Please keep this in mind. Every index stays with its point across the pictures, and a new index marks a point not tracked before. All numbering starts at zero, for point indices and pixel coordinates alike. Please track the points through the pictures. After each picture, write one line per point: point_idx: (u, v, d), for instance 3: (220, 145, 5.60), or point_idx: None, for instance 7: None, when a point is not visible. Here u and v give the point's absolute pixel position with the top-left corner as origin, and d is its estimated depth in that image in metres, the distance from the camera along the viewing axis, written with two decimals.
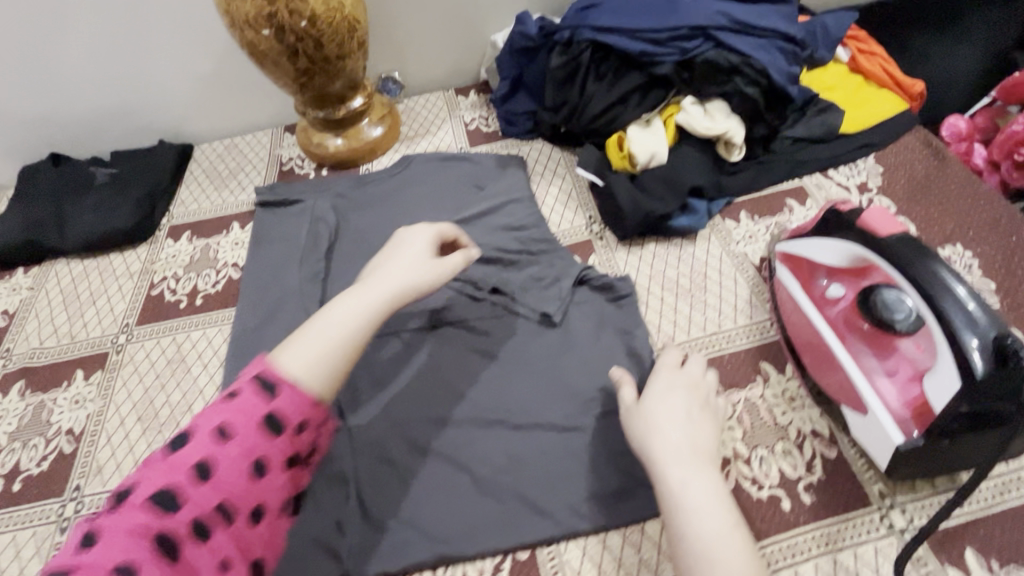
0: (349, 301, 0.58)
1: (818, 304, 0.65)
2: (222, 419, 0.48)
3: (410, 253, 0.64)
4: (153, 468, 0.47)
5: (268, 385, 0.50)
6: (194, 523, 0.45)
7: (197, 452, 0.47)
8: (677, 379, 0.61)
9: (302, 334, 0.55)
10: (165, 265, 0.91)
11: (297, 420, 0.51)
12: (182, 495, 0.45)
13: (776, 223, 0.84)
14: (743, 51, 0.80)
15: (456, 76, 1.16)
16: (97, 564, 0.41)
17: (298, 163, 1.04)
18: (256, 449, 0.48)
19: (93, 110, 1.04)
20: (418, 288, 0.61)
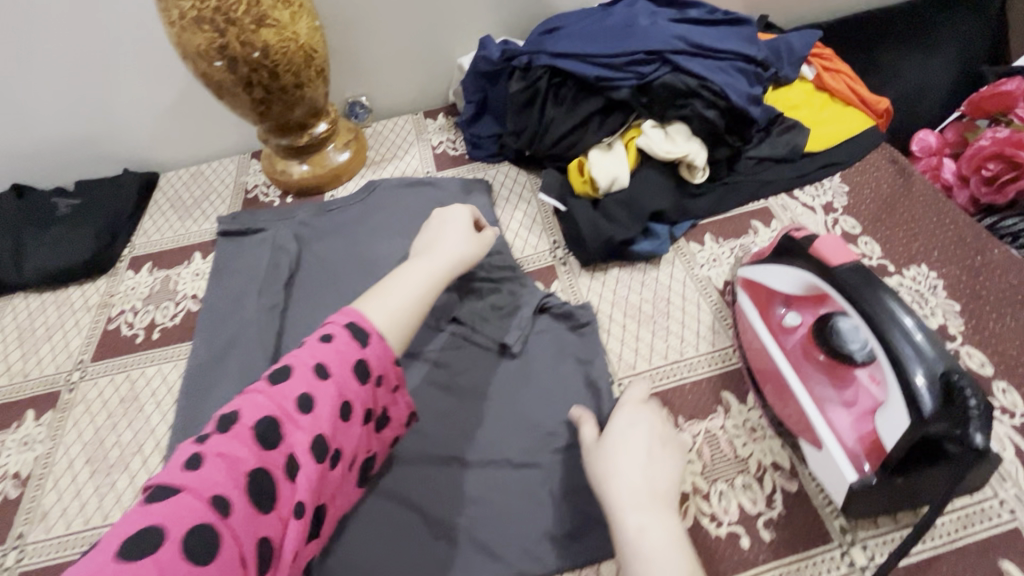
0: (417, 269, 0.66)
1: (775, 332, 0.64)
2: (318, 359, 0.52)
3: (456, 227, 0.73)
4: (258, 396, 0.50)
5: (362, 333, 0.56)
6: (293, 455, 0.48)
7: (299, 385, 0.51)
8: (639, 415, 0.59)
9: (381, 292, 0.62)
10: (123, 297, 0.89)
11: (379, 371, 0.56)
12: (283, 426, 0.49)
13: (741, 245, 0.83)
14: (699, 74, 0.79)
15: (424, 99, 1.15)
16: (206, 482, 0.44)
17: (263, 191, 1.03)
18: (348, 390, 0.53)
19: (55, 140, 1.03)
20: (467, 259, 0.70)
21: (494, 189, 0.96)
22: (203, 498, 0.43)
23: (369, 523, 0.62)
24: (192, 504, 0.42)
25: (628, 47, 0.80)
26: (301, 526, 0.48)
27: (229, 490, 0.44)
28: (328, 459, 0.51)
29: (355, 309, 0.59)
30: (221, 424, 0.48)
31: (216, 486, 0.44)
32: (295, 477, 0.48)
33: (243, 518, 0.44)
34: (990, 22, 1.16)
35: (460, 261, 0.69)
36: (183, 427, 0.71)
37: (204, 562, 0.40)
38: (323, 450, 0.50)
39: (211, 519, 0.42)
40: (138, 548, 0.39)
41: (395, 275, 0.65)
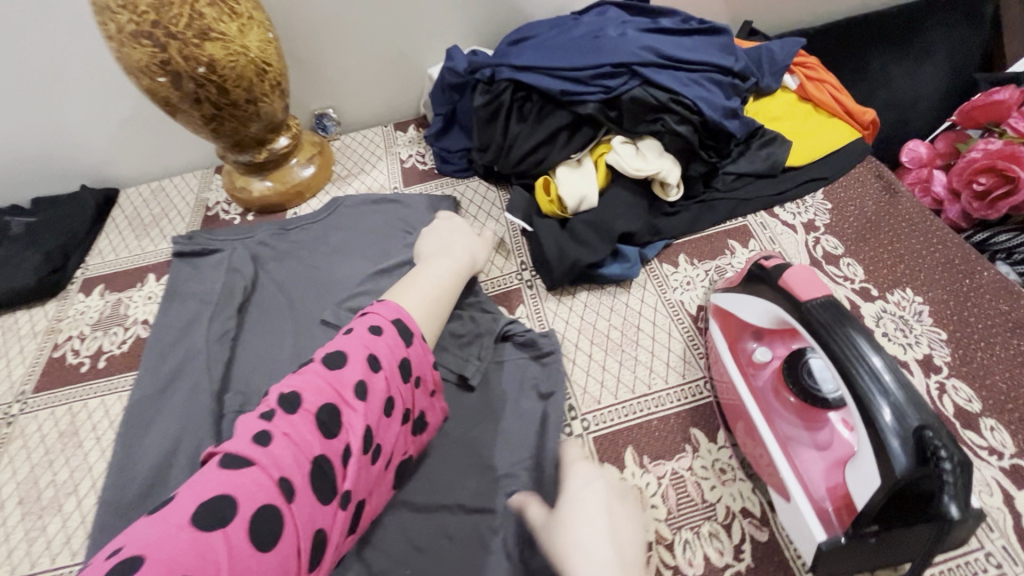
0: (438, 267, 0.71)
1: (743, 368, 0.60)
2: (371, 351, 0.55)
3: (464, 232, 0.79)
4: (317, 379, 0.52)
5: (407, 333, 0.59)
6: (347, 446, 0.50)
7: (355, 373, 0.53)
8: (590, 472, 0.55)
9: (412, 285, 0.67)
10: (72, 323, 0.85)
11: (419, 372, 0.58)
12: (340, 415, 0.51)
13: (716, 267, 0.79)
14: (670, 87, 0.75)
15: (395, 111, 1.11)
16: (273, 463, 0.45)
17: (224, 208, 1.00)
18: (394, 387, 0.55)
19: (6, 158, 0.99)
20: (477, 260, 0.77)
21: (461, 206, 0.92)
22: (270, 477, 0.45)
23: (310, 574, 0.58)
24: (264, 482, 0.44)
25: (595, 59, 0.76)
26: (343, 519, 0.49)
27: (293, 473, 0.46)
28: (371, 454, 0.52)
29: (396, 303, 0.61)
30: (284, 403, 0.49)
31: (282, 468, 0.45)
32: (345, 470, 0.49)
33: (304, 505, 0.45)
34: (982, 28, 1.12)
35: (473, 261, 0.76)
36: (120, 466, 0.67)
37: (269, 546, 0.42)
38: (369, 445, 0.52)
39: (276, 501, 0.44)
40: (212, 519, 0.41)
41: (420, 271, 0.70)
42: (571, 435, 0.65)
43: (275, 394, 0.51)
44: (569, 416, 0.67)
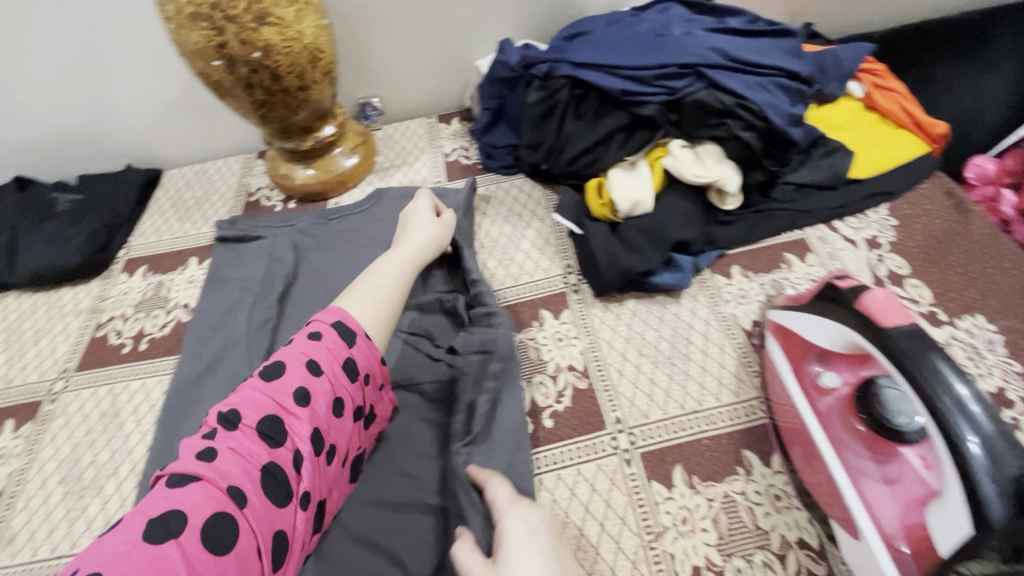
0: (385, 269, 0.67)
1: (809, 395, 0.57)
2: (311, 356, 0.54)
3: (421, 216, 0.75)
4: (255, 393, 0.51)
5: (348, 332, 0.57)
6: (295, 454, 0.50)
7: (295, 381, 0.52)
8: (533, 516, 0.51)
9: (359, 290, 0.63)
10: (114, 303, 0.86)
11: (366, 371, 0.58)
12: (284, 424, 0.51)
13: (773, 281, 0.75)
14: (737, 91, 0.72)
15: (439, 103, 1.09)
16: (221, 475, 0.46)
17: (266, 194, 0.99)
18: (340, 388, 0.55)
19: (55, 135, 1.00)
20: (438, 246, 0.74)
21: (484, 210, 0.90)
22: (219, 488, 0.45)
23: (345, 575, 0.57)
24: (212, 495, 0.45)
25: (659, 59, 0.73)
26: (305, 516, 0.50)
27: (243, 484, 0.46)
28: (324, 454, 0.53)
29: (338, 306, 0.59)
30: (224, 420, 0.49)
31: (229, 479, 0.46)
32: (298, 474, 0.50)
33: (258, 510, 0.46)
34: None
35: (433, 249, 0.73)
36: (160, 452, 0.67)
37: (225, 550, 0.43)
38: (321, 447, 0.52)
39: (227, 510, 0.45)
40: (163, 533, 0.42)
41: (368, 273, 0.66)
42: (616, 449, 0.63)
43: (214, 411, 0.51)
44: (614, 429, 0.64)
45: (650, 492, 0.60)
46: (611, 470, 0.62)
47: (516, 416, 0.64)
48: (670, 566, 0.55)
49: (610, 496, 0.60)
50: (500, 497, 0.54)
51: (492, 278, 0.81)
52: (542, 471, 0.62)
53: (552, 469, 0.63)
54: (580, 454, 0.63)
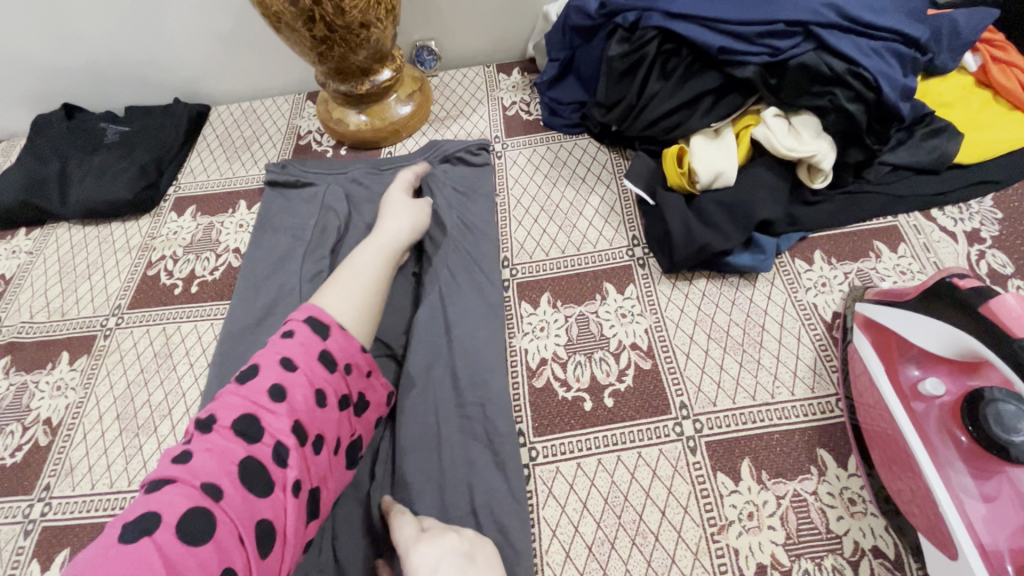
0: (367, 255, 0.66)
1: (905, 398, 0.53)
2: (284, 354, 0.52)
3: (397, 199, 0.75)
4: (230, 396, 0.50)
5: (321, 325, 0.55)
6: (276, 447, 0.48)
7: (268, 379, 0.51)
8: (434, 551, 0.49)
9: (337, 282, 0.61)
10: (165, 242, 0.84)
11: (345, 360, 0.55)
12: (259, 421, 0.49)
13: (858, 270, 0.70)
14: (850, 55, 0.64)
15: (500, 51, 1.02)
16: (195, 473, 0.45)
17: (316, 139, 0.95)
18: (320, 379, 0.53)
19: (104, 62, 0.97)
20: (418, 222, 0.72)
21: (499, 169, 0.86)
22: (193, 486, 0.44)
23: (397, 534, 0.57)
24: (185, 492, 0.44)
25: (765, 13, 0.65)
26: (299, 505, 0.48)
27: (219, 479, 0.45)
28: (310, 445, 0.50)
29: (312, 302, 0.58)
30: (200, 425, 0.49)
31: (204, 476, 0.45)
32: (281, 465, 0.48)
33: (237, 501, 0.45)
34: None
35: (411, 226, 0.72)
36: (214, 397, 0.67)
37: (201, 541, 0.42)
38: (304, 437, 0.50)
39: (203, 505, 0.44)
40: (137, 532, 0.41)
41: (348, 266, 0.64)
42: (680, 435, 0.60)
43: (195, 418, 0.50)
44: (679, 415, 0.62)
45: (715, 483, 0.57)
46: (674, 456, 0.59)
47: (508, 409, 0.63)
48: (734, 562, 0.53)
49: (672, 484, 0.58)
50: (404, 536, 0.52)
51: (552, 244, 0.77)
52: (540, 463, 0.60)
53: (551, 461, 0.60)
54: (582, 448, 0.61)
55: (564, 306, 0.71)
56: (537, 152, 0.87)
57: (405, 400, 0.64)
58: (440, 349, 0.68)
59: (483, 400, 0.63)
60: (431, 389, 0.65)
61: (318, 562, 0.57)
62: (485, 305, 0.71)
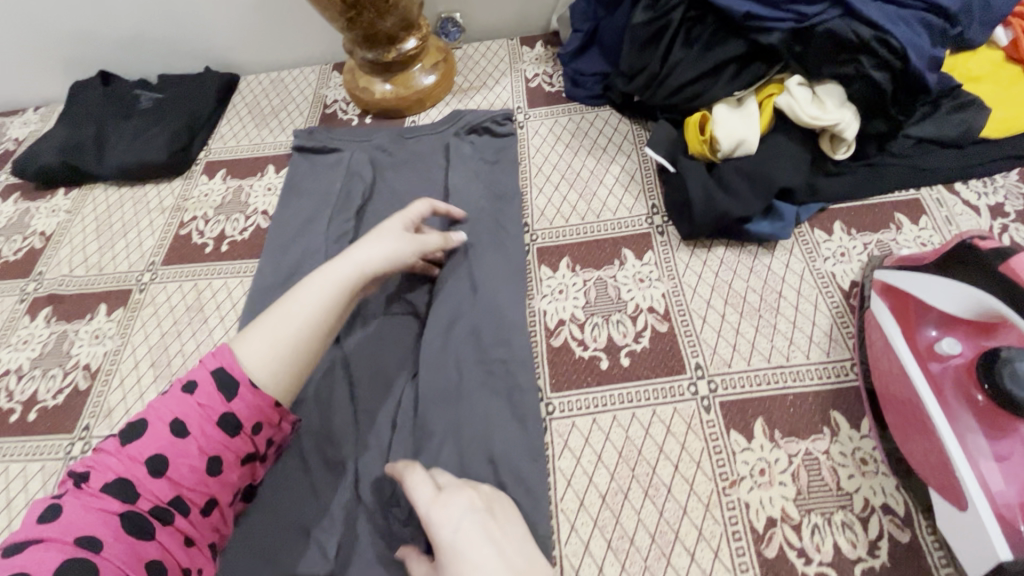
0: (311, 291, 0.57)
1: (922, 358, 0.54)
2: (177, 415, 0.50)
3: (388, 224, 0.65)
4: (111, 456, 0.49)
5: (227, 383, 0.51)
6: (157, 507, 0.48)
7: (155, 441, 0.49)
8: (456, 511, 0.49)
9: (264, 320, 0.55)
10: (196, 203, 0.87)
11: (252, 422, 0.52)
12: (137, 486, 0.48)
13: (879, 241, 0.70)
14: (878, 22, 0.64)
15: (524, 24, 1.03)
16: (68, 529, 0.45)
17: (342, 108, 0.97)
18: (213, 445, 0.50)
19: (140, 31, 1.00)
20: (395, 256, 0.62)
21: (521, 139, 0.87)
22: (64, 544, 0.45)
23: None
24: (55, 549, 0.44)
25: None
26: (188, 556, 0.49)
27: (95, 536, 0.46)
28: (197, 505, 0.50)
29: (227, 347, 0.53)
30: (79, 479, 0.49)
31: (79, 531, 0.45)
32: (164, 524, 0.48)
33: (116, 552, 0.45)
34: None
35: (383, 263, 0.61)
36: None
37: None
38: (190, 499, 0.50)
39: (78, 558, 0.44)
40: None
41: (288, 297, 0.57)
42: (695, 395, 0.62)
43: (76, 469, 0.50)
44: (695, 375, 0.63)
45: (728, 440, 0.58)
46: (688, 414, 0.60)
47: (525, 365, 0.64)
48: (745, 515, 0.54)
49: (686, 440, 0.59)
50: (422, 498, 0.51)
51: (572, 211, 0.78)
52: (557, 417, 0.62)
53: (568, 416, 0.62)
54: (599, 404, 0.62)
55: (583, 270, 0.72)
56: (558, 123, 0.88)
57: (426, 354, 0.66)
58: (461, 307, 0.69)
59: (501, 356, 0.65)
60: (451, 345, 0.67)
61: (343, 503, 0.59)
62: (505, 268, 0.72)
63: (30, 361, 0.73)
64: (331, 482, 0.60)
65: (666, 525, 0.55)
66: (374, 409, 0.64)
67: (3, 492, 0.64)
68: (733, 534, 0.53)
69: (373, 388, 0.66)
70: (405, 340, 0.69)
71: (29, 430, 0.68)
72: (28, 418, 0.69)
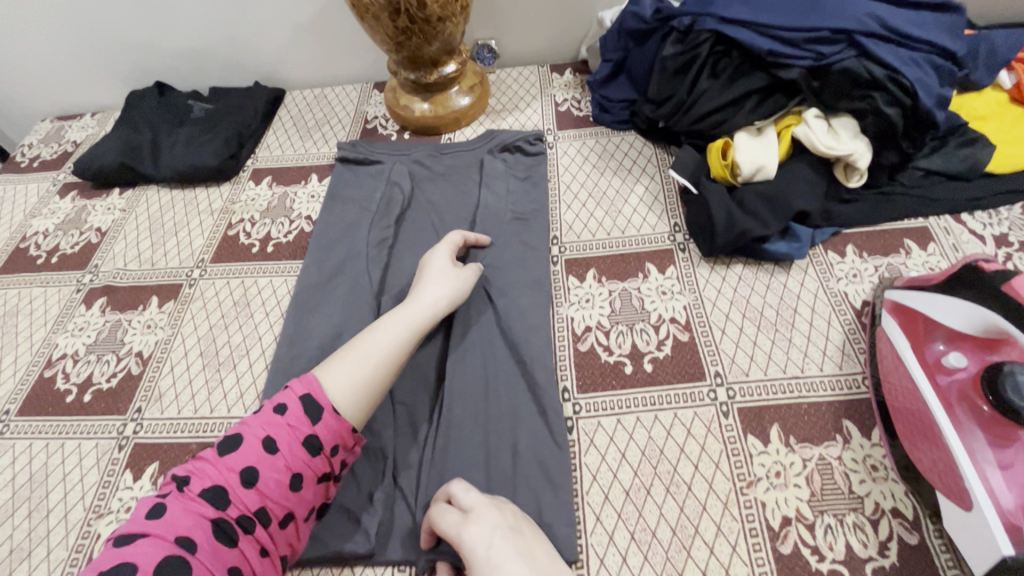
0: (386, 332, 0.64)
1: (930, 371, 0.58)
2: (269, 433, 0.55)
3: (440, 264, 0.72)
4: (210, 463, 0.54)
5: (313, 408, 0.56)
6: (244, 517, 0.52)
7: (248, 456, 0.54)
8: (484, 530, 0.52)
9: (345, 357, 0.61)
10: (244, 207, 0.93)
11: (331, 444, 0.56)
12: (230, 494, 0.52)
13: (888, 265, 0.74)
14: (892, 63, 0.69)
15: (555, 53, 1.09)
16: (170, 528, 0.50)
17: (382, 123, 1.03)
18: (298, 464, 0.54)
19: (197, 46, 1.07)
20: (453, 297, 0.69)
21: (550, 159, 0.93)
22: (165, 543, 0.49)
23: (450, 466, 0.63)
24: (158, 547, 0.48)
25: (813, 21, 0.71)
26: (265, 566, 0.52)
27: (190, 537, 0.50)
28: (279, 520, 0.53)
29: (312, 376, 0.59)
30: (180, 482, 0.53)
31: (179, 530, 0.50)
32: (248, 533, 0.52)
33: (207, 555, 0.49)
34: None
35: (446, 303, 0.68)
36: (289, 340, 0.74)
37: None
38: (274, 515, 0.53)
39: (176, 556, 0.48)
40: None
41: (364, 337, 0.63)
42: (714, 400, 0.65)
43: (179, 472, 0.55)
44: (714, 382, 0.67)
45: (746, 443, 0.62)
46: (707, 418, 0.64)
47: (551, 365, 0.69)
48: (761, 513, 0.57)
49: (705, 441, 0.62)
50: (449, 522, 0.54)
51: (598, 226, 0.83)
52: (583, 416, 0.66)
53: (594, 415, 0.66)
54: (623, 405, 0.66)
55: (609, 282, 0.77)
56: (586, 145, 0.94)
57: (453, 352, 0.71)
58: (493, 311, 0.74)
59: (528, 358, 0.69)
60: (482, 345, 0.71)
61: (381, 487, 0.63)
62: (535, 276, 0.77)
63: (85, 347, 0.78)
64: (369, 468, 0.64)
65: (686, 520, 0.58)
66: (411, 401, 0.68)
67: (59, 466, 0.68)
68: (750, 531, 0.57)
69: (409, 381, 0.70)
70: (439, 339, 0.73)
71: (84, 411, 0.72)
72: (83, 399, 0.73)
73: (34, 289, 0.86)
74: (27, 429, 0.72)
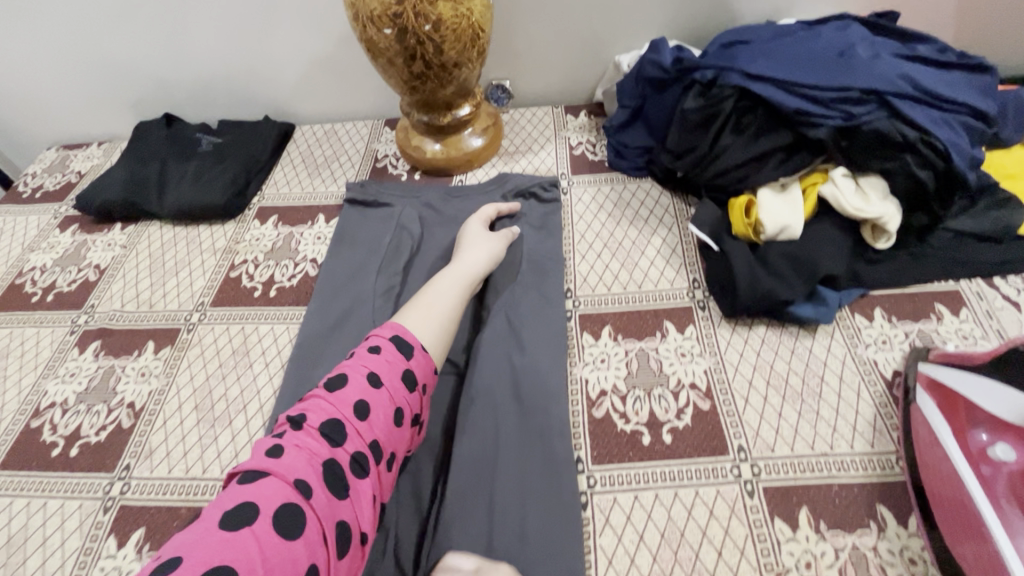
0: (444, 285, 0.71)
1: (974, 460, 0.56)
2: (372, 369, 0.57)
3: (475, 232, 0.80)
4: (320, 400, 0.55)
5: (405, 347, 0.61)
6: (356, 455, 0.53)
7: (356, 393, 0.55)
8: None
9: (416, 309, 0.67)
10: (248, 247, 0.90)
11: (423, 382, 0.60)
12: (344, 428, 0.53)
13: (919, 331, 0.70)
14: (923, 125, 0.67)
15: (569, 94, 1.08)
16: (290, 469, 0.49)
17: (392, 162, 1.01)
18: (400, 399, 0.57)
19: (209, 79, 1.06)
20: (491, 257, 0.77)
21: (565, 205, 0.90)
22: (287, 482, 0.49)
23: (452, 546, 0.58)
24: (281, 487, 0.48)
25: (842, 81, 0.70)
26: (371, 513, 0.53)
27: (309, 477, 0.50)
28: (385, 461, 0.55)
29: (395, 322, 0.63)
30: (291, 423, 0.54)
31: (298, 471, 0.49)
32: (360, 472, 0.53)
33: (322, 501, 0.49)
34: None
35: (487, 263, 0.76)
36: (291, 394, 0.71)
37: (295, 534, 0.46)
38: (381, 454, 0.55)
39: (299, 496, 0.48)
40: (238, 521, 0.46)
41: (427, 292, 0.70)
42: (738, 478, 0.61)
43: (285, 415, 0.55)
44: (737, 457, 0.63)
45: (773, 528, 0.58)
46: (731, 497, 0.60)
47: (563, 436, 0.65)
48: None
49: (729, 525, 0.58)
50: None
51: (613, 280, 0.80)
52: (598, 491, 0.62)
53: (610, 491, 0.62)
54: (641, 480, 0.62)
55: (626, 340, 0.74)
56: (602, 192, 0.91)
57: (462, 416, 0.67)
58: (505, 368, 0.71)
59: (538, 427, 0.66)
60: (490, 408, 0.67)
61: (382, 566, 0.59)
62: (548, 333, 0.74)
63: (75, 395, 0.74)
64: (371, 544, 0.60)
65: None
66: (417, 468, 0.65)
67: (38, 529, 0.64)
68: None
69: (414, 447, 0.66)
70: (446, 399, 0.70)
71: (70, 467, 0.68)
72: (70, 453, 0.69)
73: (26, 330, 0.83)
74: (8, 485, 0.68)
